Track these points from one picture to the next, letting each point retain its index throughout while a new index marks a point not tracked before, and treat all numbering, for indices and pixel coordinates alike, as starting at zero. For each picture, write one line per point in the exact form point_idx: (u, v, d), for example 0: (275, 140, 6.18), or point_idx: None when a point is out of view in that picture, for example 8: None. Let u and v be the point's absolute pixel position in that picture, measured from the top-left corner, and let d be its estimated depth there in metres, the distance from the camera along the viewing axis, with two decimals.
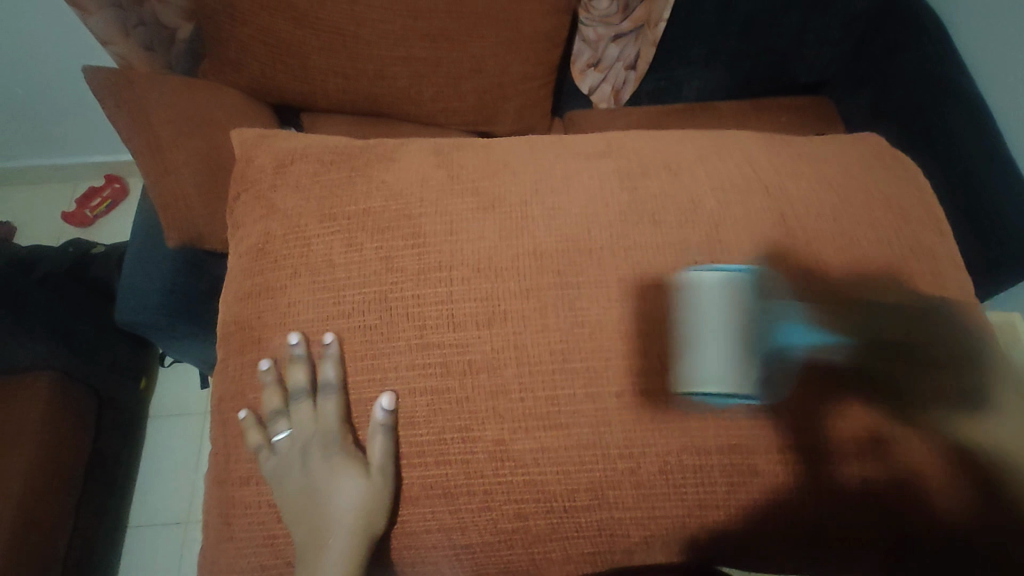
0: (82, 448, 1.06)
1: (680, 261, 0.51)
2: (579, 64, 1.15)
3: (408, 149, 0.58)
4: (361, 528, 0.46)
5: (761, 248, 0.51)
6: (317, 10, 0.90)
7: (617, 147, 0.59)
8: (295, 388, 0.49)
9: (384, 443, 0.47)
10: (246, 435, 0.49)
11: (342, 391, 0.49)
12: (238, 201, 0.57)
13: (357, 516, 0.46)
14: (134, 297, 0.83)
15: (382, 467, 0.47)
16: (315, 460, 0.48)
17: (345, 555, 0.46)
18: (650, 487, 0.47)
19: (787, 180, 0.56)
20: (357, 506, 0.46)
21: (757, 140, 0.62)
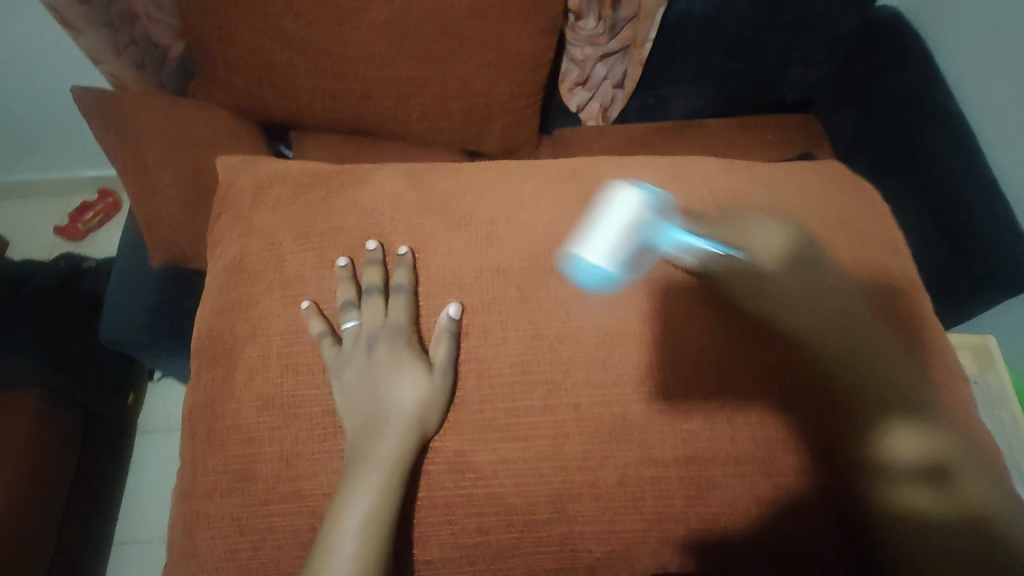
0: (67, 464, 1.07)
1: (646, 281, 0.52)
2: (566, 82, 1.17)
3: (384, 172, 0.58)
4: (413, 427, 0.47)
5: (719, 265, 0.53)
6: (305, 32, 0.92)
7: (589, 172, 0.59)
8: (369, 285, 0.51)
9: (449, 346, 0.49)
10: (309, 321, 0.50)
11: (413, 294, 0.51)
12: (216, 221, 0.58)
13: (413, 414, 0.47)
14: (119, 315, 0.85)
15: (443, 367, 0.48)
16: (380, 350, 0.49)
17: (397, 449, 0.46)
18: (610, 499, 0.47)
19: (744, 202, 0.58)
20: (415, 404, 0.47)
21: (718, 163, 0.64)
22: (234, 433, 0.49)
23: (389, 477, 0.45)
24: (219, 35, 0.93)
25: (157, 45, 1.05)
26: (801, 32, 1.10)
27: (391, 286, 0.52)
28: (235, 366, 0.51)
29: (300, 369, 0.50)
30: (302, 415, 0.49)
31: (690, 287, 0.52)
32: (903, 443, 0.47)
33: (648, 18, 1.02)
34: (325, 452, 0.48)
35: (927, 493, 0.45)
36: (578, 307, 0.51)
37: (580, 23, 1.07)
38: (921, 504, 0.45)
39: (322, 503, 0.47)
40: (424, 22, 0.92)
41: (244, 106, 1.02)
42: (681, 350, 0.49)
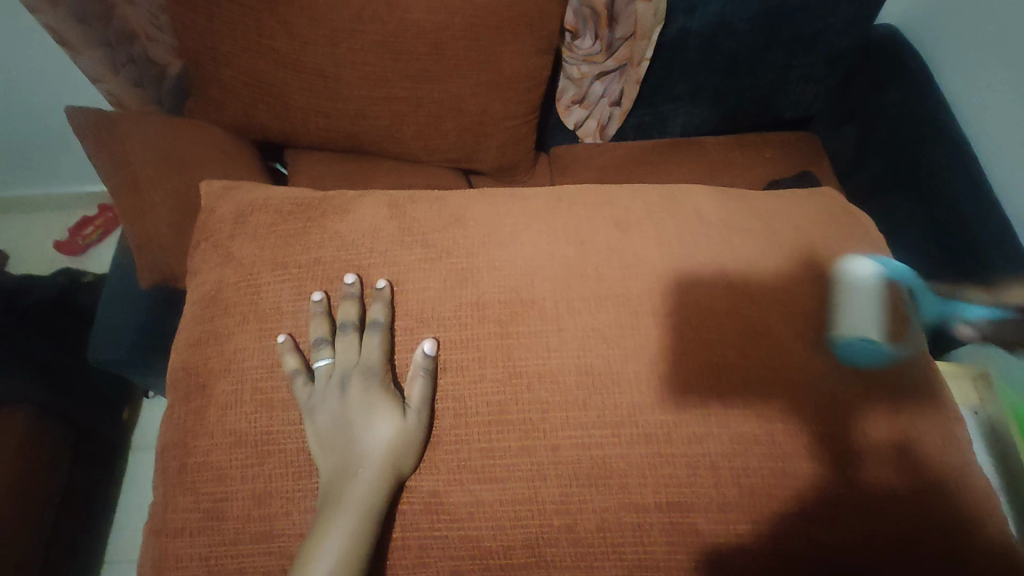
0: (55, 483, 1.06)
1: (624, 325, 0.51)
2: (564, 100, 1.17)
3: (365, 201, 0.57)
4: (386, 470, 0.46)
5: (700, 300, 0.52)
6: (300, 53, 0.92)
7: (578, 204, 0.58)
8: (343, 320, 0.51)
9: (423, 386, 0.48)
10: (283, 357, 0.50)
11: (388, 330, 0.50)
12: (197, 249, 0.58)
13: (386, 456, 0.46)
14: (108, 332, 0.85)
15: (417, 410, 0.47)
16: (353, 390, 0.48)
17: (370, 492, 0.45)
18: (587, 544, 0.46)
19: (738, 237, 0.56)
20: (388, 445, 0.46)
21: (707, 188, 0.62)
22: (205, 472, 0.48)
23: (363, 521, 0.44)
24: (213, 55, 0.93)
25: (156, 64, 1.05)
26: (798, 51, 1.09)
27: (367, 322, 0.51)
28: (209, 401, 0.50)
29: (274, 406, 0.49)
30: (275, 453, 0.48)
31: (672, 324, 0.51)
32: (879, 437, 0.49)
33: (644, 37, 1.01)
34: (299, 490, 0.47)
35: (890, 476, 0.47)
36: (557, 341, 0.50)
37: (579, 41, 1.07)
38: (887, 486, 0.47)
39: (293, 545, 0.46)
40: (418, 41, 0.92)
41: (239, 125, 1.02)
42: (667, 388, 0.49)
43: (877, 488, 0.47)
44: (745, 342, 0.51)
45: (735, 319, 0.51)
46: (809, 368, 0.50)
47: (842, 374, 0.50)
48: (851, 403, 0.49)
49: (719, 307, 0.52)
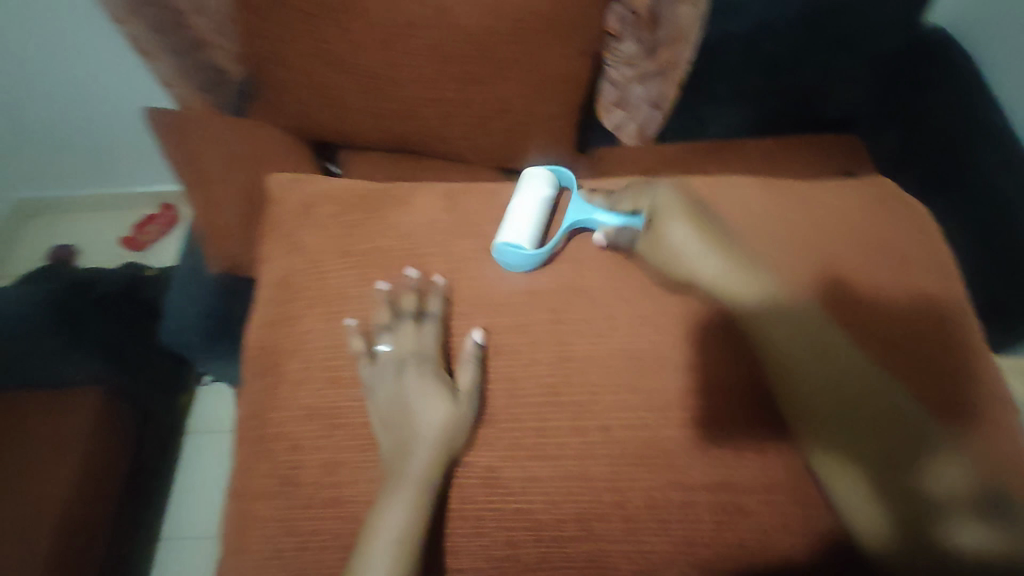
0: (125, 459, 1.14)
1: (668, 316, 0.55)
2: (604, 101, 1.18)
3: (421, 192, 0.61)
4: (440, 449, 0.49)
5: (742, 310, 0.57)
6: (354, 57, 0.97)
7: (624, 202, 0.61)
8: (403, 309, 0.54)
9: (474, 372, 0.52)
10: (350, 339, 0.53)
11: (442, 320, 0.54)
12: (266, 238, 0.62)
13: (439, 437, 0.49)
14: (176, 320, 0.94)
15: (469, 394, 0.51)
16: (410, 375, 0.52)
17: (426, 467, 0.48)
18: (637, 519, 0.49)
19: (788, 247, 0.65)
20: (440, 426, 0.49)
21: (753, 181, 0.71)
22: (280, 441, 0.52)
23: (418, 501, 0.47)
24: (274, 61, 1.00)
25: (219, 70, 1.12)
26: (841, 52, 1.09)
27: (424, 312, 0.54)
28: (282, 376, 0.54)
29: (341, 382, 0.53)
30: (344, 426, 0.52)
31: None
32: (840, 451, 0.47)
33: (686, 40, 1.06)
34: (366, 460, 0.51)
35: (977, 528, 0.44)
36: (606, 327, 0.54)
37: (619, 45, 1.08)
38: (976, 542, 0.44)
39: (361, 509, 0.49)
40: (465, 44, 0.96)
41: (296, 127, 1.08)
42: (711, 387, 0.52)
43: (962, 544, 0.44)
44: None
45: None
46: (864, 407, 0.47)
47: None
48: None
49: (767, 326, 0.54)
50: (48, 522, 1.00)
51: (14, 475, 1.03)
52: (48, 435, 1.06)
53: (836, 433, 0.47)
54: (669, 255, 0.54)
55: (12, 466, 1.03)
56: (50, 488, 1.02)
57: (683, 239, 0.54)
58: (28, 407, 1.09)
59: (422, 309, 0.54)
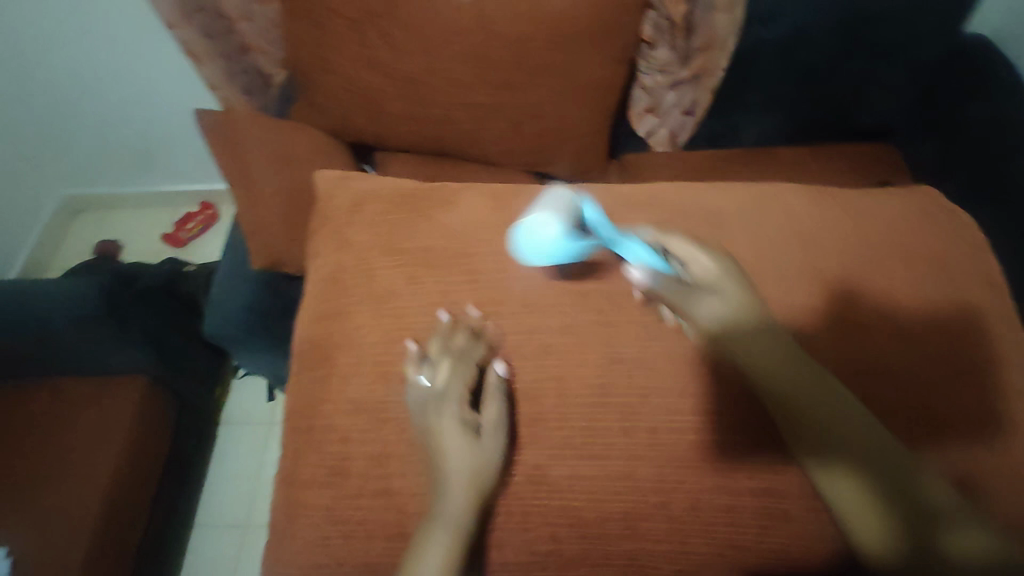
0: (161, 446, 1.17)
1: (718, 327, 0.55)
2: (636, 108, 1.21)
3: (468, 195, 0.63)
4: (475, 488, 0.49)
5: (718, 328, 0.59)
6: (395, 62, 0.99)
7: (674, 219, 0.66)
8: (444, 347, 0.54)
9: (499, 408, 0.52)
10: (408, 365, 0.54)
11: (473, 357, 0.54)
12: (315, 235, 0.65)
13: (472, 476, 0.49)
14: (220, 313, 0.96)
15: (495, 431, 0.51)
16: (438, 416, 0.51)
17: (463, 510, 0.48)
18: (681, 521, 0.51)
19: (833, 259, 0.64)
20: (473, 467, 0.49)
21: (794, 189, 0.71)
22: (330, 432, 0.54)
23: (457, 541, 0.47)
24: (318, 65, 1.03)
25: (264, 75, 1.19)
26: (880, 61, 1.08)
27: (453, 349, 0.54)
28: (332, 369, 0.56)
29: (389, 376, 0.55)
30: (391, 419, 0.53)
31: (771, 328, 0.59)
32: (840, 464, 0.48)
33: (720, 46, 1.06)
34: (412, 453, 0.52)
35: (968, 533, 0.45)
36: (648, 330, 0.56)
37: (653, 52, 1.11)
38: (968, 545, 0.45)
39: (409, 501, 0.51)
40: (503, 51, 0.98)
41: (336, 129, 1.11)
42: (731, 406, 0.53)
43: (958, 549, 0.45)
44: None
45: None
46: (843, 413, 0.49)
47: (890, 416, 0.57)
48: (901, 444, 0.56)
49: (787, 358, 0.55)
50: (91, 508, 1.02)
51: (58, 459, 1.06)
52: (91, 422, 1.10)
53: (835, 446, 0.49)
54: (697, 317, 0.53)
55: (57, 450, 1.07)
56: (91, 476, 1.05)
57: (715, 308, 0.53)
58: (74, 393, 1.14)
59: (456, 346, 0.54)
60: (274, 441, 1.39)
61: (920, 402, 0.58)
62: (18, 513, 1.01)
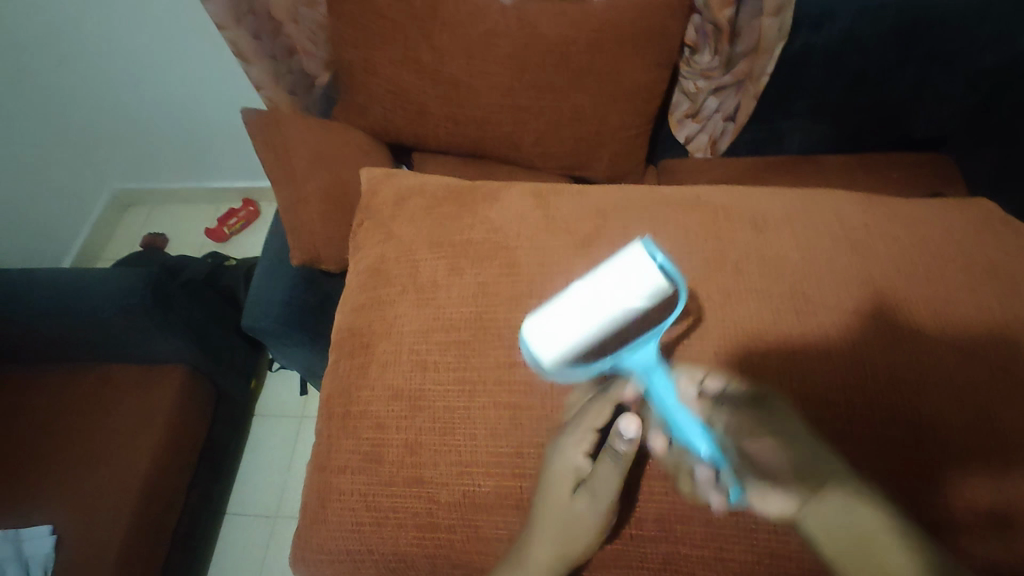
0: (198, 434, 1.21)
1: (759, 329, 0.57)
2: (676, 114, 1.18)
3: (511, 191, 0.63)
4: (562, 543, 0.48)
5: (750, 334, 0.57)
6: (439, 64, 1.01)
7: (725, 219, 0.63)
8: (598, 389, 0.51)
9: (613, 477, 0.47)
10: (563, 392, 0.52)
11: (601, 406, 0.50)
12: (359, 227, 0.66)
13: (563, 531, 0.48)
14: (260, 305, 0.97)
15: (602, 500, 0.47)
16: (556, 460, 0.49)
17: (543, 562, 0.47)
18: (718, 528, 0.50)
19: (889, 265, 0.61)
20: (566, 522, 0.48)
21: (844, 197, 0.68)
22: (365, 419, 0.54)
23: None
24: (362, 65, 1.05)
25: (309, 75, 1.21)
26: (936, 67, 1.04)
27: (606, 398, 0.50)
28: (371, 358, 0.57)
29: (427, 367, 0.55)
30: (426, 408, 0.53)
31: (812, 334, 0.57)
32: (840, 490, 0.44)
33: (767, 52, 1.03)
34: (446, 445, 0.52)
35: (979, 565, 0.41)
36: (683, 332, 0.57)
37: (696, 57, 1.09)
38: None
39: (441, 492, 0.51)
40: (545, 54, 0.99)
41: (377, 130, 1.13)
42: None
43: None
44: (843, 408, 0.54)
45: (834, 385, 0.55)
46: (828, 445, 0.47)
47: (945, 431, 0.53)
48: (953, 460, 0.53)
49: (820, 368, 0.55)
50: (130, 492, 1.05)
51: (103, 441, 1.10)
52: (135, 406, 1.14)
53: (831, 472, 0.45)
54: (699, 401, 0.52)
55: (102, 431, 1.12)
56: (132, 459, 1.08)
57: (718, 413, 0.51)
58: (120, 378, 1.18)
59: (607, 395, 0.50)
60: (305, 436, 1.41)
61: (955, 416, 0.54)
62: (63, 490, 1.05)
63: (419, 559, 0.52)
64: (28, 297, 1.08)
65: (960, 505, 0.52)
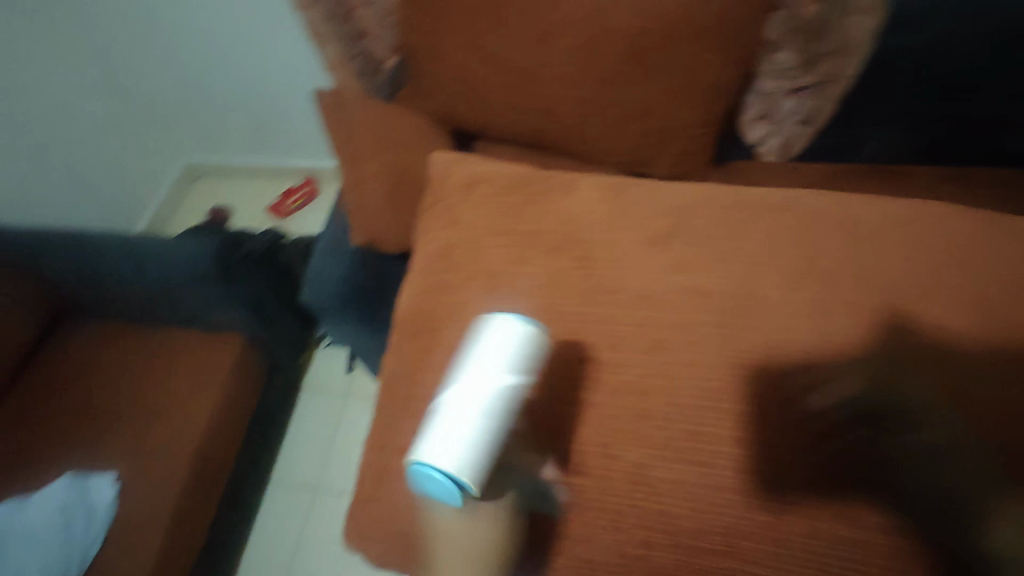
0: (251, 402, 1.25)
1: (835, 346, 0.52)
2: (747, 115, 1.13)
3: (583, 183, 0.63)
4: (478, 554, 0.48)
5: (832, 345, 0.52)
6: (507, 52, 1.00)
7: (808, 224, 0.59)
8: None
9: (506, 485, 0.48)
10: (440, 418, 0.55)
11: None
12: (428, 211, 0.67)
13: (470, 544, 0.48)
14: (320, 281, 1.01)
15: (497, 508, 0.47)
16: None
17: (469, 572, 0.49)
18: (781, 540, 0.48)
19: (988, 285, 0.56)
20: (468, 535, 0.48)
21: (940, 207, 0.64)
22: (422, 404, 0.54)
23: None
24: (430, 52, 1.05)
25: (375, 58, 1.16)
26: None
27: None
28: (434, 341, 0.57)
29: None
30: None
31: (901, 345, 0.52)
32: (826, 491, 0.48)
33: (854, 53, 0.98)
34: None
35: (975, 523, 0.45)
36: (763, 336, 0.53)
37: (774, 56, 1.03)
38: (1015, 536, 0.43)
39: None
40: (616, 47, 0.95)
41: (442, 116, 1.13)
42: (778, 383, 0.51)
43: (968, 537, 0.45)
44: (864, 413, 0.49)
45: (855, 378, 0.50)
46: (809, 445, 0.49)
47: (974, 455, 0.47)
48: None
49: (843, 369, 0.51)
50: (185, 452, 1.10)
51: (163, 400, 1.16)
52: (195, 370, 1.19)
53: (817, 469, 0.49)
54: (711, 389, 0.52)
55: (163, 390, 1.17)
56: (190, 421, 1.13)
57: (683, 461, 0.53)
58: (182, 342, 1.24)
59: None
60: (349, 413, 1.44)
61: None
62: (125, 444, 1.11)
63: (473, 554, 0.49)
64: (101, 259, 1.13)
65: (989, 542, 0.44)
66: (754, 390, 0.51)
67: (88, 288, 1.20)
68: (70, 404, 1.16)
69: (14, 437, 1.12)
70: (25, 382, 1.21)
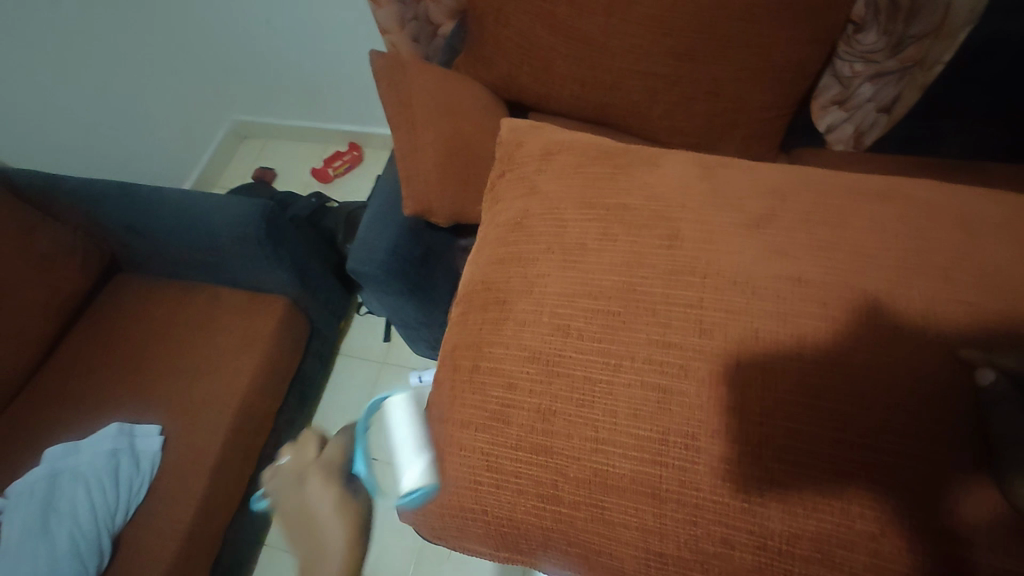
0: (292, 364, 1.27)
1: (909, 325, 0.48)
2: (820, 100, 1.04)
3: (671, 158, 0.61)
4: (350, 534, 0.56)
5: (891, 325, 0.48)
6: (575, 20, 0.95)
7: (918, 215, 0.54)
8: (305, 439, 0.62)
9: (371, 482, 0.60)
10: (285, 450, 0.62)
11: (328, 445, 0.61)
12: (502, 178, 0.67)
13: (337, 525, 0.56)
14: (365, 249, 0.98)
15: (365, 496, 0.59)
16: (308, 482, 0.58)
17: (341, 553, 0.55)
18: (884, 560, 0.43)
19: None
20: (337, 516, 0.56)
21: None
22: (497, 376, 0.54)
23: None
24: (494, 16, 1.00)
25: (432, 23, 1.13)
26: None
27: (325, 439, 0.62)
28: (507, 311, 0.56)
29: (569, 333, 0.53)
30: (564, 375, 0.52)
31: (951, 319, 0.47)
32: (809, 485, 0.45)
33: (949, 37, 0.88)
34: (581, 416, 0.51)
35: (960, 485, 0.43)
36: (859, 330, 0.48)
37: (858, 36, 0.94)
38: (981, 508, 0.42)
39: (569, 465, 0.50)
40: (692, 18, 0.90)
41: (500, 85, 1.09)
42: (748, 368, 0.48)
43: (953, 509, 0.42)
44: (836, 393, 0.46)
45: (829, 362, 0.47)
46: (787, 432, 0.46)
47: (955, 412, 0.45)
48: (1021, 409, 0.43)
49: (826, 348, 0.48)
50: (228, 410, 1.11)
51: (208, 357, 1.17)
52: (239, 330, 1.20)
53: (793, 460, 0.46)
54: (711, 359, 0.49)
55: (207, 348, 1.18)
56: (234, 378, 1.14)
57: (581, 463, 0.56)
58: (225, 301, 1.25)
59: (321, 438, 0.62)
60: (383, 381, 1.44)
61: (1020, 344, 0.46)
62: (171, 397, 1.13)
63: (533, 529, 0.52)
64: (152, 216, 1.13)
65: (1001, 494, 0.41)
66: (746, 368, 0.48)
67: (139, 243, 1.21)
68: (120, 355, 1.19)
69: (68, 383, 1.16)
70: (78, 331, 1.24)
